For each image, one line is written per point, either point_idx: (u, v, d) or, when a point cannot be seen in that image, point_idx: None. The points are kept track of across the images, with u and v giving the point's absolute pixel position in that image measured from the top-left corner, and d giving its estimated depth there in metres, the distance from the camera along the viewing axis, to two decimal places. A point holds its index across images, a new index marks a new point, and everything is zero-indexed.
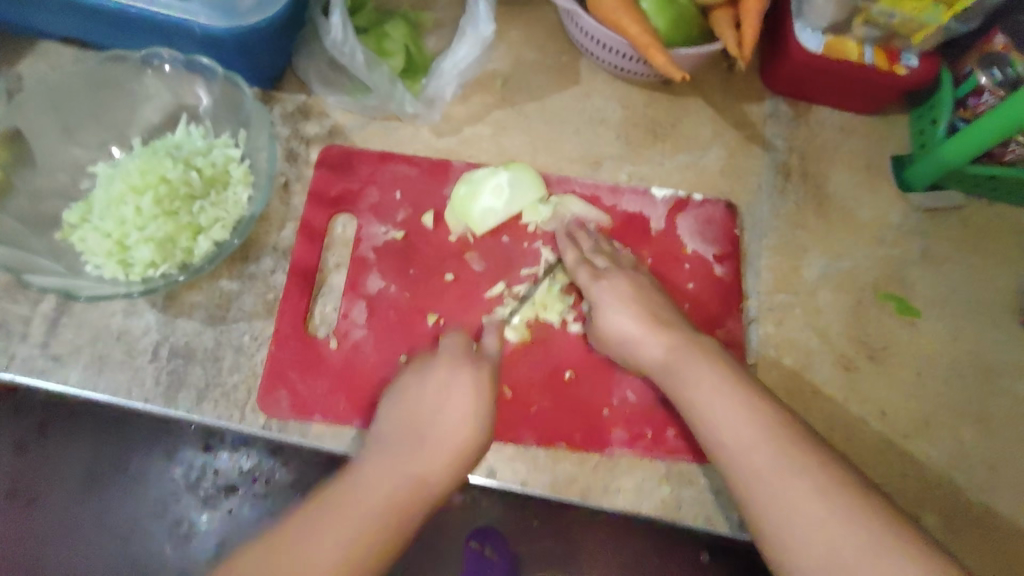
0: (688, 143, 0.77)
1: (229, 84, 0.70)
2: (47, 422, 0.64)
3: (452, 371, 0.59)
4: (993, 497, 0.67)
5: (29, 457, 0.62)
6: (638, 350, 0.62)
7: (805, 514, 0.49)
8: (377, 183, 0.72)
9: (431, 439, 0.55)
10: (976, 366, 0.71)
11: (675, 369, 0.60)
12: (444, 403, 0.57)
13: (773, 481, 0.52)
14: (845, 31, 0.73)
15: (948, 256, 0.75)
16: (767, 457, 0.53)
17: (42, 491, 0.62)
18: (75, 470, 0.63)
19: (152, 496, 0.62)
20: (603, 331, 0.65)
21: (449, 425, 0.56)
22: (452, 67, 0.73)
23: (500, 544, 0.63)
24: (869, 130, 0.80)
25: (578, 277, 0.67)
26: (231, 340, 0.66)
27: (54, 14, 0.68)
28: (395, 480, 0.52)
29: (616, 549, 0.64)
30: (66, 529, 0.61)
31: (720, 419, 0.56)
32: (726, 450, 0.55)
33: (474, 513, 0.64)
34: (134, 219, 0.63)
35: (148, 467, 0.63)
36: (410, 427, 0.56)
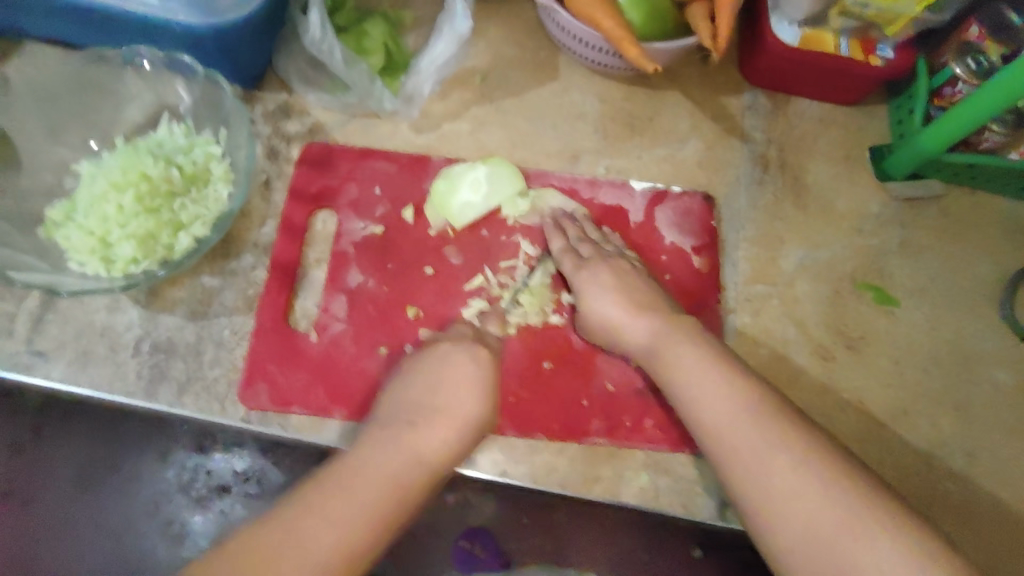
0: (666, 136, 0.78)
1: (209, 84, 0.71)
2: (41, 425, 0.64)
3: (460, 355, 0.62)
4: (971, 486, 0.66)
5: (24, 458, 0.64)
6: (624, 333, 0.63)
7: (782, 488, 0.50)
8: (357, 179, 0.72)
9: (434, 418, 0.57)
10: (955, 353, 0.71)
11: (656, 351, 0.61)
12: (448, 387, 0.60)
13: (751, 457, 0.52)
14: (821, 23, 0.74)
15: (927, 245, 0.75)
16: (744, 432, 0.53)
17: (37, 492, 0.63)
18: (68, 470, 0.64)
19: (146, 496, 0.63)
20: (587, 315, 0.66)
21: (454, 407, 0.58)
22: (430, 65, 0.75)
23: (490, 543, 0.63)
24: (848, 121, 0.80)
25: (562, 265, 0.68)
26: (212, 335, 0.67)
27: (38, 15, 0.69)
28: (396, 461, 0.54)
29: (607, 545, 0.64)
30: (60, 529, 0.62)
31: (700, 396, 0.57)
32: (706, 427, 0.56)
33: (463, 514, 0.64)
34: (115, 216, 0.64)
35: (142, 467, 0.64)
36: (416, 408, 0.58)
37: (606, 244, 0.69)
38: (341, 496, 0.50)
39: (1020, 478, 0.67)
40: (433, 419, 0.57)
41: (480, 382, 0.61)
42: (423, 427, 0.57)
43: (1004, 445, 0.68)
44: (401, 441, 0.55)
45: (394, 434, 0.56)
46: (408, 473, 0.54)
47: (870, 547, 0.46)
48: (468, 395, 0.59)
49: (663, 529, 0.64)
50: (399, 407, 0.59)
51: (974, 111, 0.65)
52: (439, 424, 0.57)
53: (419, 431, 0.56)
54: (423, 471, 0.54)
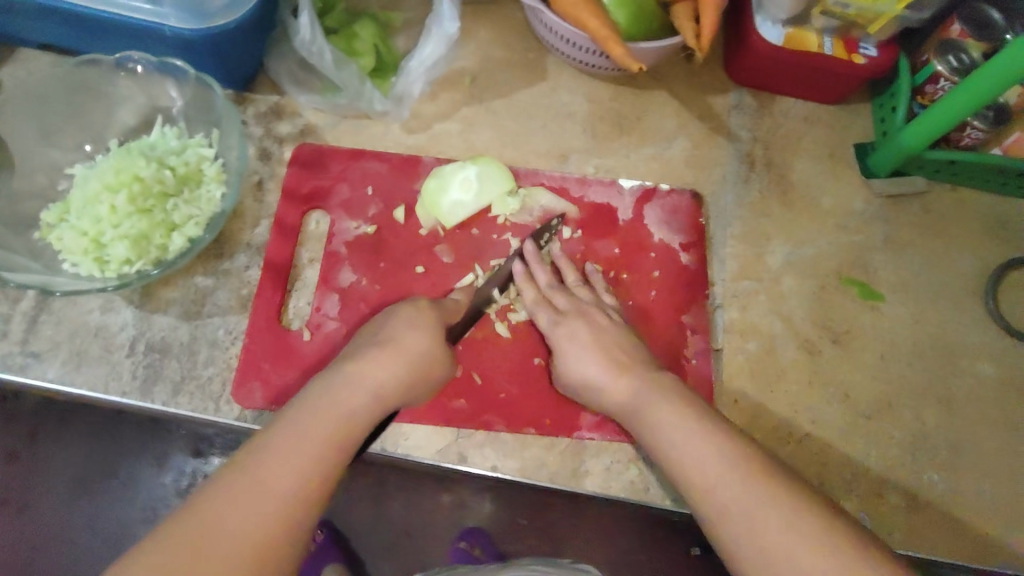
0: (654, 135, 0.79)
1: (200, 86, 0.72)
2: (36, 430, 0.68)
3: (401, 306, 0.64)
4: (954, 476, 0.68)
5: (22, 463, 0.68)
6: (600, 393, 0.63)
7: (780, 551, 0.47)
8: (349, 179, 0.73)
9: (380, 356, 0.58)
10: (939, 346, 0.72)
11: (640, 412, 0.59)
12: (390, 330, 0.61)
13: (744, 517, 0.49)
14: (805, 23, 0.75)
15: (911, 240, 0.76)
16: (733, 490, 0.51)
17: (37, 498, 0.69)
18: (65, 476, 0.69)
19: (141, 502, 0.69)
20: (564, 373, 0.65)
21: (399, 343, 0.59)
22: (419, 65, 0.75)
23: (488, 545, 0.69)
24: (833, 119, 0.81)
25: (540, 319, 0.68)
26: (205, 334, 0.68)
27: (30, 21, 0.70)
28: (342, 390, 0.54)
29: (600, 544, 0.69)
30: (62, 526, 0.69)
31: (687, 451, 0.54)
32: (696, 485, 0.53)
33: (462, 514, 0.70)
34: (109, 217, 0.65)
35: (137, 474, 0.69)
36: (365, 347, 0.59)
37: (580, 291, 0.69)
38: (282, 444, 0.48)
39: (1002, 468, 0.68)
40: (373, 356, 0.58)
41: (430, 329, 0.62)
42: (369, 359, 0.57)
43: (987, 436, 0.69)
44: (344, 384, 0.55)
45: (335, 380, 0.55)
46: (359, 402, 0.54)
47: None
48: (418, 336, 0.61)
49: (657, 528, 0.69)
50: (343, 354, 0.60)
51: (969, 98, 0.65)
52: (378, 364, 0.57)
53: (367, 363, 0.57)
54: (373, 397, 0.55)
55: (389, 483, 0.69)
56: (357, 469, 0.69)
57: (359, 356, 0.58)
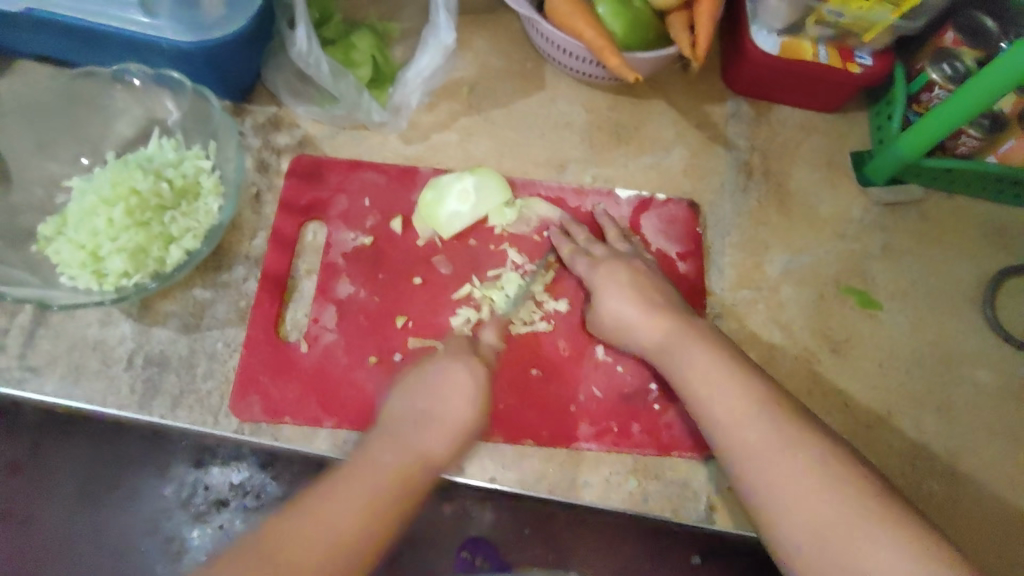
0: (652, 144, 0.79)
1: (197, 98, 0.72)
2: (40, 442, 0.67)
3: (452, 366, 0.61)
4: (951, 482, 0.68)
5: (24, 476, 0.66)
6: (633, 332, 0.65)
7: (789, 489, 0.51)
8: (346, 191, 0.73)
9: (433, 428, 0.57)
10: (936, 354, 0.72)
11: (669, 350, 0.62)
12: (440, 396, 0.59)
13: (762, 462, 0.53)
14: (800, 32, 0.75)
15: (907, 249, 0.76)
16: (753, 432, 0.54)
17: (39, 510, 0.65)
18: (69, 489, 0.66)
19: (146, 512, 0.65)
20: (601, 318, 0.67)
21: (449, 412, 0.58)
22: (415, 76, 0.76)
23: (492, 554, 0.65)
24: (829, 127, 0.81)
25: (577, 266, 0.69)
26: (204, 347, 0.68)
27: (28, 33, 0.70)
28: (403, 453, 0.55)
29: (608, 553, 0.65)
30: (61, 546, 0.65)
31: (715, 397, 0.57)
32: (720, 425, 0.56)
33: (464, 523, 0.66)
34: (106, 230, 0.65)
35: (142, 484, 0.66)
36: (419, 407, 0.59)
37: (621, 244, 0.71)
38: (340, 500, 0.51)
39: (1000, 475, 0.68)
40: (429, 423, 0.58)
41: (473, 386, 0.60)
42: (428, 424, 0.58)
43: (984, 443, 0.69)
44: (399, 446, 0.56)
45: (393, 439, 0.56)
46: (415, 464, 0.55)
47: (869, 545, 0.47)
48: (470, 400, 0.60)
49: (666, 537, 0.65)
50: (401, 410, 0.59)
51: (959, 109, 0.66)
52: (434, 427, 0.57)
53: (426, 428, 0.57)
54: (426, 467, 0.55)
55: None
56: None
57: (421, 417, 0.58)
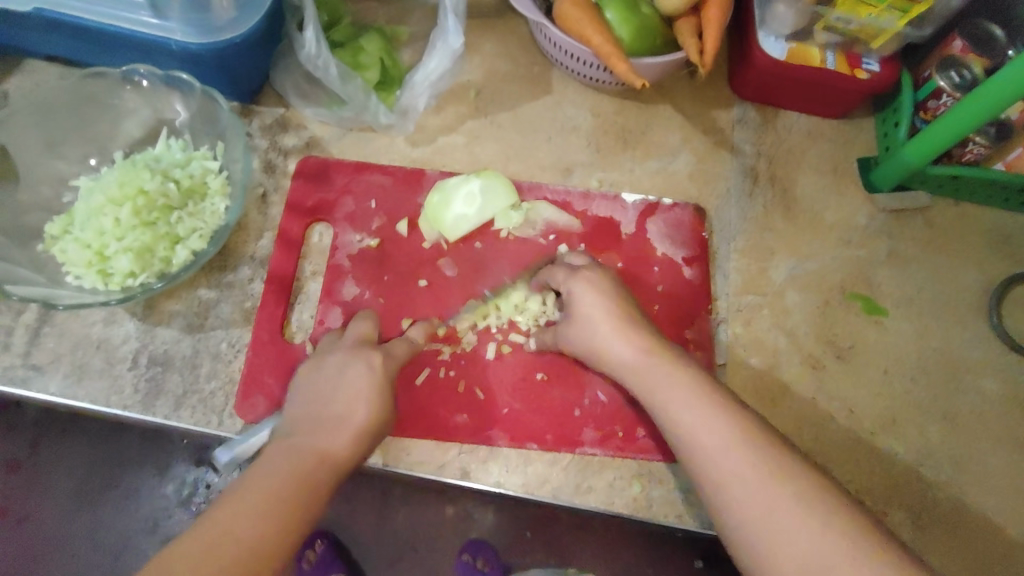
0: (658, 149, 0.79)
1: (206, 99, 0.72)
2: (38, 440, 0.68)
3: (350, 364, 0.58)
4: (957, 493, 0.67)
5: (22, 474, 0.67)
6: (605, 347, 0.62)
7: (763, 500, 0.49)
8: (353, 192, 0.73)
9: (329, 427, 0.54)
10: (942, 362, 0.72)
11: (643, 367, 0.59)
12: (339, 394, 0.56)
13: (727, 472, 0.51)
14: (807, 38, 0.75)
15: (913, 256, 0.76)
16: (720, 444, 0.53)
17: (34, 510, 0.68)
18: (66, 488, 0.68)
19: (145, 512, 0.69)
20: (575, 331, 0.64)
21: (345, 411, 0.55)
22: (424, 79, 0.75)
23: (493, 556, 0.70)
24: (836, 134, 0.81)
25: (554, 276, 0.67)
26: (209, 347, 0.68)
27: (38, 33, 0.71)
28: (299, 454, 0.51)
29: (605, 557, 0.70)
30: (59, 542, 0.68)
31: (693, 419, 0.55)
32: (697, 447, 0.54)
33: (466, 526, 0.71)
34: (113, 230, 0.65)
35: (142, 484, 0.69)
36: (320, 409, 0.55)
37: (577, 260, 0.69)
38: (236, 510, 0.46)
39: (1006, 485, 0.68)
40: (333, 421, 0.54)
41: (375, 381, 0.57)
42: (326, 425, 0.54)
43: (991, 453, 0.69)
44: (299, 450, 0.52)
45: (293, 445, 0.52)
46: (317, 464, 0.51)
47: (830, 538, 0.47)
48: (367, 395, 0.56)
49: (659, 544, 0.70)
50: (304, 415, 0.55)
51: (970, 113, 0.65)
52: (333, 425, 0.54)
53: (326, 428, 0.54)
54: (329, 465, 0.51)
55: (391, 495, 0.70)
56: (363, 481, 0.69)
57: (320, 419, 0.54)
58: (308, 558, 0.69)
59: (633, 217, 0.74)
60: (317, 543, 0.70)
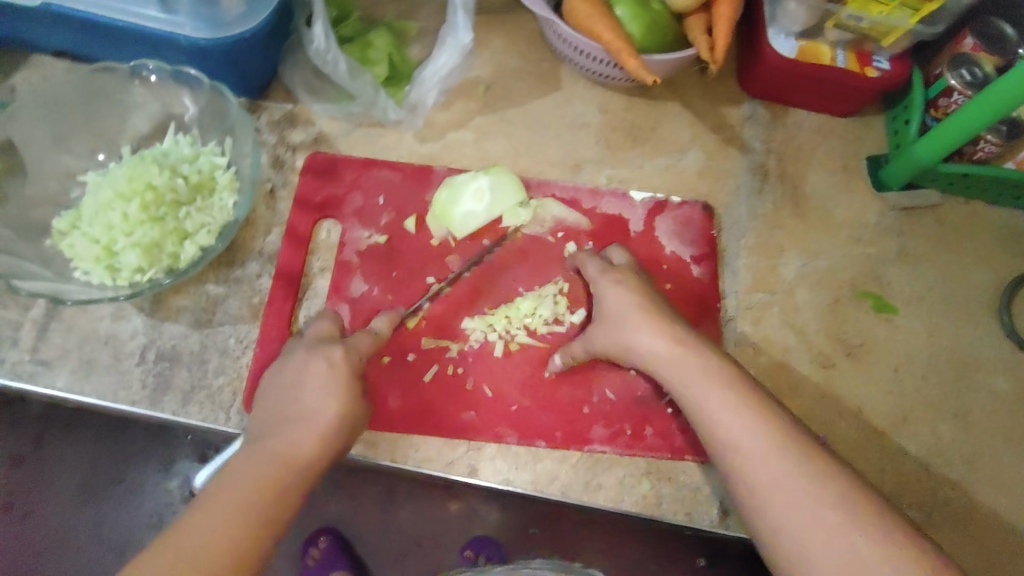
0: (667, 146, 0.79)
1: (215, 94, 0.72)
2: (43, 434, 0.67)
3: (312, 360, 0.57)
4: (968, 492, 0.67)
5: (26, 467, 0.67)
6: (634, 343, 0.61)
7: (797, 501, 0.50)
8: (361, 188, 0.73)
9: (295, 428, 0.53)
10: (953, 360, 0.72)
11: (673, 364, 0.59)
12: (306, 396, 0.55)
13: (759, 469, 0.52)
14: (817, 36, 0.75)
15: (923, 254, 0.76)
16: (751, 441, 0.53)
17: (39, 504, 0.67)
18: (71, 482, 0.68)
19: (150, 507, 0.68)
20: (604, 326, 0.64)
21: (313, 413, 0.54)
22: (433, 75, 0.75)
23: (496, 553, 0.68)
24: (845, 131, 0.81)
25: (589, 268, 0.67)
26: (217, 343, 0.67)
27: (47, 28, 0.71)
28: (266, 459, 0.51)
29: (610, 553, 0.69)
30: (64, 535, 0.67)
31: (726, 419, 0.55)
32: (730, 446, 0.54)
33: (470, 522, 0.69)
34: (121, 225, 0.64)
35: (145, 478, 0.68)
36: (287, 410, 0.55)
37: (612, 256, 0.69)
38: (203, 521, 0.47)
39: (1017, 484, 0.68)
40: (297, 423, 0.54)
41: (338, 376, 0.56)
42: (291, 427, 0.53)
43: (1003, 451, 0.69)
44: (265, 455, 0.52)
45: (259, 449, 0.52)
46: (282, 470, 0.51)
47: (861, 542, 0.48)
48: (333, 394, 0.55)
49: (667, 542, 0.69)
50: (274, 415, 0.55)
51: (981, 112, 0.65)
52: (298, 427, 0.53)
53: (290, 431, 0.53)
54: (294, 469, 0.51)
55: (395, 491, 0.69)
56: (371, 478, 0.69)
57: (286, 420, 0.54)
58: (313, 554, 0.69)
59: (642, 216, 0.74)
60: (321, 539, 0.70)
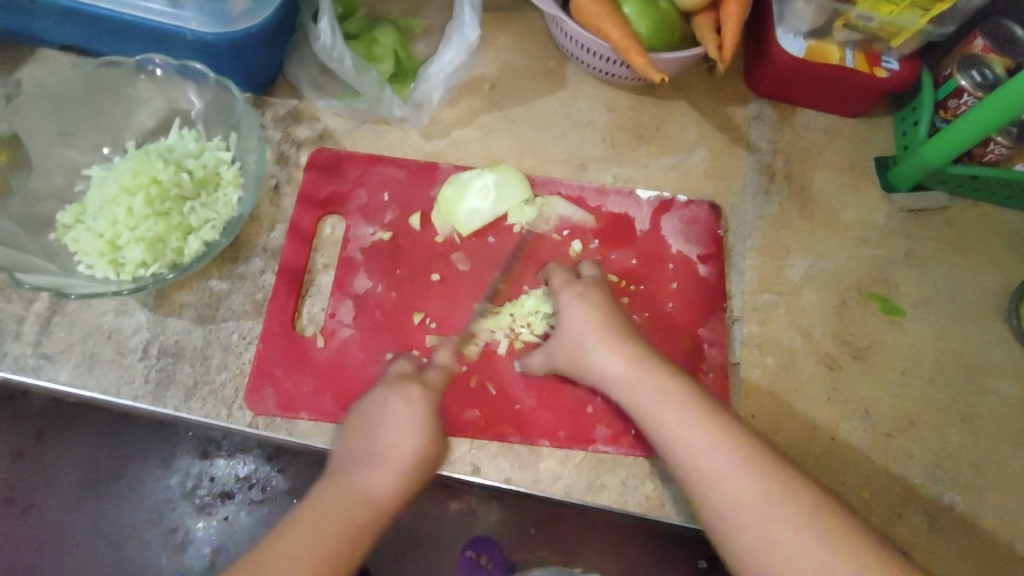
0: (673, 145, 0.78)
1: (220, 89, 0.71)
2: (45, 430, 0.66)
3: (391, 397, 0.61)
4: (977, 497, 0.66)
5: (28, 462, 0.65)
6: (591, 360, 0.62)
7: (761, 518, 0.52)
8: (366, 185, 0.73)
9: (378, 465, 0.57)
10: (960, 363, 0.71)
11: (631, 381, 0.60)
12: (387, 433, 0.59)
13: (727, 491, 0.54)
14: (827, 35, 0.75)
15: (931, 256, 0.75)
16: (718, 460, 0.55)
17: (40, 499, 0.65)
18: (72, 478, 0.65)
19: (149, 504, 0.65)
20: (563, 344, 0.64)
21: (393, 450, 0.58)
22: (438, 71, 0.75)
23: (497, 554, 0.65)
24: (853, 132, 0.80)
25: (553, 280, 0.67)
26: (220, 339, 0.67)
27: (52, 22, 0.71)
28: (348, 496, 0.55)
29: (615, 557, 0.64)
30: (62, 534, 0.65)
31: (686, 436, 0.56)
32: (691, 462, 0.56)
33: (468, 523, 0.65)
34: (125, 220, 0.64)
35: (146, 474, 0.65)
36: (366, 446, 0.59)
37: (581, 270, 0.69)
38: (289, 552, 0.51)
39: None
40: (377, 462, 0.57)
41: (418, 417, 0.60)
42: (373, 465, 0.57)
43: (1011, 456, 0.68)
44: (346, 491, 0.55)
45: (339, 485, 0.56)
46: (364, 507, 0.55)
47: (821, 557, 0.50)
48: (412, 434, 0.59)
49: (672, 543, 0.65)
50: (352, 451, 0.59)
51: (997, 112, 0.64)
52: (379, 465, 0.57)
53: (373, 469, 0.57)
54: (376, 507, 0.55)
55: None
56: None
57: (367, 457, 0.58)
58: None
59: (647, 216, 0.73)
60: None
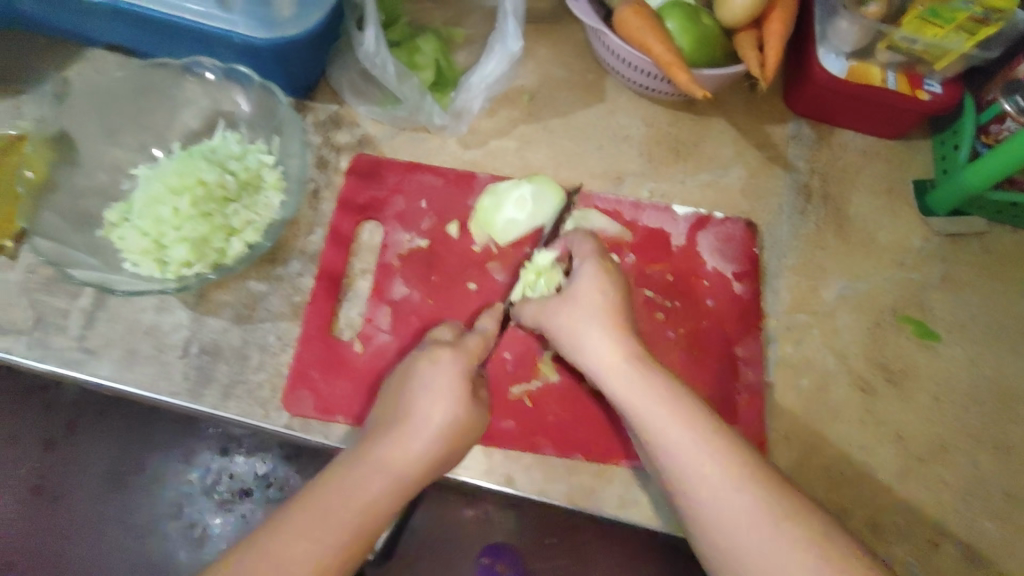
0: (710, 162, 0.78)
1: (265, 93, 0.73)
2: (76, 422, 0.68)
3: (423, 364, 0.60)
4: (1010, 526, 0.66)
5: (57, 451, 0.67)
6: (591, 345, 0.60)
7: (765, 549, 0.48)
8: (404, 192, 0.73)
9: (404, 436, 0.56)
10: (994, 391, 0.71)
11: (628, 375, 0.57)
12: (416, 403, 0.58)
13: (736, 517, 0.50)
14: (869, 57, 0.74)
15: (968, 281, 0.75)
16: (722, 484, 0.51)
17: (67, 489, 0.66)
18: (97, 469, 0.66)
19: (170, 497, 0.67)
20: (564, 320, 0.62)
21: (419, 420, 0.57)
22: (480, 82, 0.75)
23: (513, 560, 0.66)
24: (892, 154, 0.80)
25: (579, 246, 0.66)
26: (256, 339, 0.68)
27: (102, 21, 0.72)
28: (369, 468, 0.54)
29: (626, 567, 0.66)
30: (86, 527, 0.65)
31: (687, 457, 0.53)
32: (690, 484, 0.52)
33: (486, 528, 0.67)
34: (171, 219, 0.65)
35: (168, 469, 0.67)
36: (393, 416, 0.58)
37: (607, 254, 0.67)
38: (304, 521, 0.49)
39: None
40: (401, 431, 0.56)
41: (447, 387, 0.58)
42: (398, 435, 0.56)
43: None
44: (369, 462, 0.54)
45: (361, 455, 0.55)
46: (387, 480, 0.53)
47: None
48: (443, 402, 0.58)
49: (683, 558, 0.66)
50: (379, 423, 0.58)
51: None
52: (404, 435, 0.56)
53: (398, 439, 0.56)
54: (399, 480, 0.54)
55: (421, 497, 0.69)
56: None
57: (392, 427, 0.57)
58: None
59: (682, 232, 0.74)
60: None
